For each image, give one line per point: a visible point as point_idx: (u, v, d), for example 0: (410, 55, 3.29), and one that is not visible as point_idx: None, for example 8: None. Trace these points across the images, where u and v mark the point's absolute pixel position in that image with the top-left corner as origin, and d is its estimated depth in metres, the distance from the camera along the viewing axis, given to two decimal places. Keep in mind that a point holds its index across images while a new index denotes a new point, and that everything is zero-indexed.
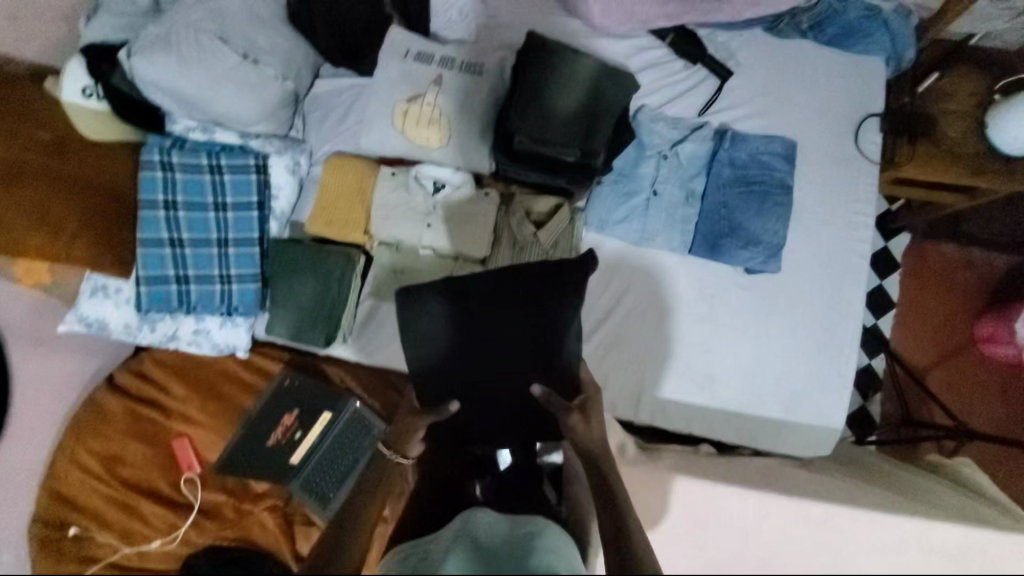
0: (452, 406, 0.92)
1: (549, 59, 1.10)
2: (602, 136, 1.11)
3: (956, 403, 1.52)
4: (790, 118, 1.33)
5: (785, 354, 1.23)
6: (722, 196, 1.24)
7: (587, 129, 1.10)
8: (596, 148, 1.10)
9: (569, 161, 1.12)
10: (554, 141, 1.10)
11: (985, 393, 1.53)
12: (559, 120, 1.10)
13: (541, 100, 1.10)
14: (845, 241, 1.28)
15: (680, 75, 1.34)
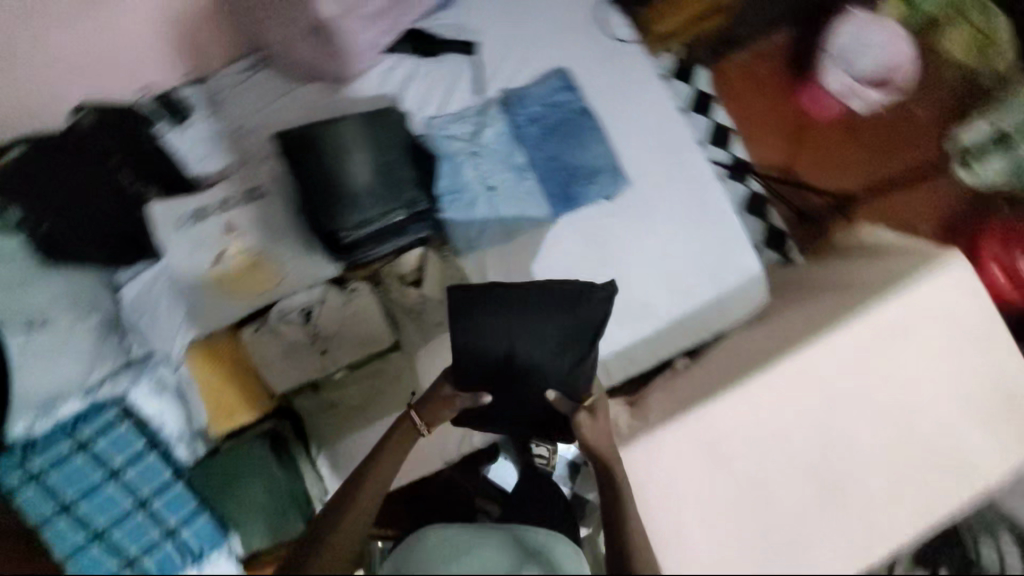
0: (484, 398, 0.94)
1: (317, 144, 1.06)
2: (410, 179, 1.10)
3: (831, 171, 1.57)
4: (549, 45, 1.35)
5: (683, 241, 1.29)
6: (544, 152, 1.28)
7: (395, 181, 1.09)
8: (413, 192, 1.10)
9: (401, 217, 1.10)
10: (374, 213, 1.07)
11: (845, 147, 1.58)
12: (364, 192, 1.06)
13: (334, 184, 1.06)
14: (662, 118, 1.34)
15: (436, 71, 1.31)
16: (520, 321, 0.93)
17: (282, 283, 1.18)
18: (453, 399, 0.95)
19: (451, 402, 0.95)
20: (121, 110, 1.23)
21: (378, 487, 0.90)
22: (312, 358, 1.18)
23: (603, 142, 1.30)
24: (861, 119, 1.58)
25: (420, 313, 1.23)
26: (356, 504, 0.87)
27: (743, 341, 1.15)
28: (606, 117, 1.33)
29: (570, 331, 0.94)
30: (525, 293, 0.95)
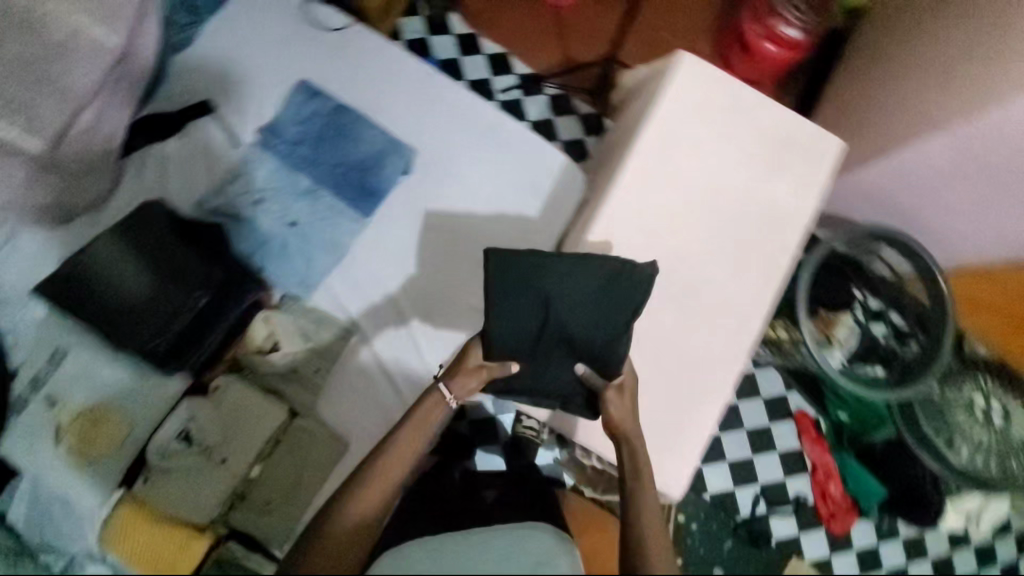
0: (513, 365, 0.99)
1: (86, 280, 1.05)
2: (193, 263, 1.09)
3: (596, 45, 1.82)
4: (277, 69, 1.36)
5: (492, 174, 1.34)
6: (324, 163, 1.27)
7: (180, 268, 1.08)
8: (205, 273, 1.10)
9: (208, 301, 1.10)
10: (176, 313, 1.07)
11: (593, 21, 1.85)
12: (153, 300, 1.06)
13: (125, 304, 1.05)
14: (417, 74, 1.37)
15: (187, 146, 1.31)
16: (557, 294, 1.00)
17: (141, 422, 1.11)
18: (484, 367, 0.99)
19: (484, 370, 0.99)
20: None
21: (386, 480, 0.97)
22: (217, 472, 1.12)
23: (370, 128, 1.31)
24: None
25: (295, 371, 1.19)
26: (368, 496, 0.95)
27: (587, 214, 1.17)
28: (363, 103, 1.34)
29: (601, 309, 1.00)
30: (553, 262, 1.01)
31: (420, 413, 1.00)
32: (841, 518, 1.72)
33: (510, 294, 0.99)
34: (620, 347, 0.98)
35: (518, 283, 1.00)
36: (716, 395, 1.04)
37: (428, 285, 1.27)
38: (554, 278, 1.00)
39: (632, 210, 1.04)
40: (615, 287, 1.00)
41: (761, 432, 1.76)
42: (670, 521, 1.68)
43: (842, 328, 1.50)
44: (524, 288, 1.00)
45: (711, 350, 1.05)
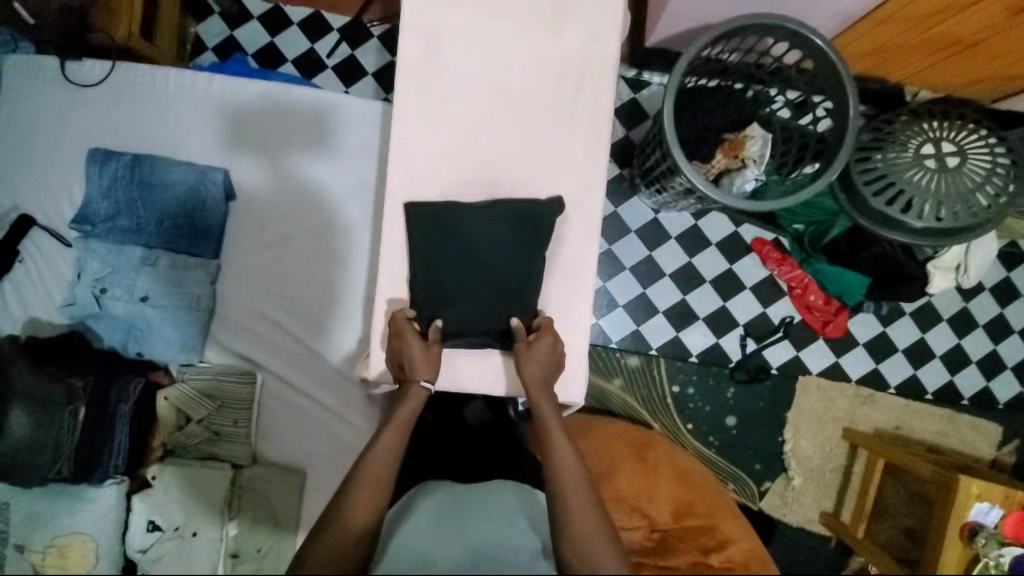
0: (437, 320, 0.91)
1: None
2: (53, 381, 1.10)
3: None
4: (65, 146, 1.23)
5: (319, 159, 1.26)
6: (145, 224, 1.19)
7: (41, 394, 1.09)
8: (67, 387, 1.10)
9: (87, 409, 1.11)
10: (63, 431, 1.09)
11: None
12: (34, 431, 1.08)
13: (13, 447, 1.08)
14: (203, 89, 1.26)
15: (30, 269, 1.21)
16: (482, 244, 0.92)
17: (102, 535, 1.14)
18: (433, 342, 0.91)
19: (426, 346, 0.90)
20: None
21: (378, 481, 0.82)
22: (196, 544, 1.16)
23: (172, 166, 1.20)
24: None
25: (218, 430, 1.21)
26: (368, 490, 0.81)
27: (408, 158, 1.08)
28: (161, 145, 1.24)
29: (518, 244, 0.92)
30: (475, 211, 0.92)
31: (405, 416, 0.87)
32: (836, 322, 1.60)
33: (425, 249, 0.92)
34: (537, 279, 0.93)
35: (439, 240, 0.92)
36: (582, 299, 0.96)
37: (301, 296, 1.24)
38: (478, 214, 0.92)
39: (424, 137, 0.94)
40: (531, 228, 0.92)
41: (726, 275, 1.63)
42: (666, 396, 1.61)
43: (752, 143, 1.29)
44: (447, 244, 0.92)
45: (565, 249, 0.96)
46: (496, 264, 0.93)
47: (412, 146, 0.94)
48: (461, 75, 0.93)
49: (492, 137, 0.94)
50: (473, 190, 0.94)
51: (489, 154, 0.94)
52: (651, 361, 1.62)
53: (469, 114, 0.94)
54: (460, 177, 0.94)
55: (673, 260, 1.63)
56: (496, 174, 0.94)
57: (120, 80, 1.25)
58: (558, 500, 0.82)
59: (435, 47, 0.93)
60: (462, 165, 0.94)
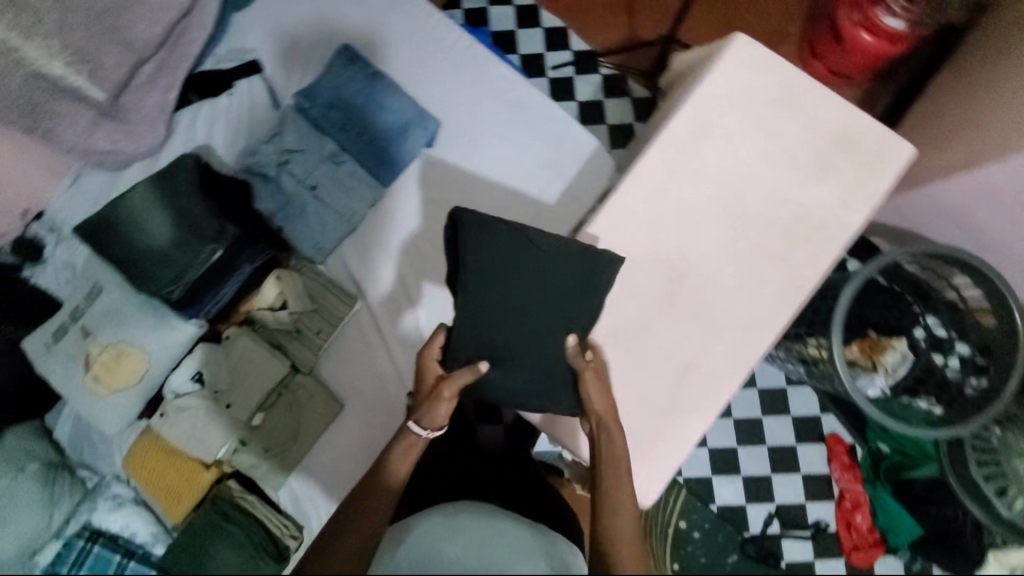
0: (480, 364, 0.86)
1: (118, 225, 1.11)
2: (209, 215, 1.14)
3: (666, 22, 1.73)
4: (324, 30, 1.35)
5: (512, 154, 1.28)
6: (351, 130, 1.28)
7: (196, 219, 1.13)
8: (217, 227, 1.13)
9: (220, 253, 1.14)
10: (190, 260, 1.12)
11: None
12: (170, 246, 1.11)
13: (149, 248, 1.12)
14: (453, 45, 1.32)
15: (234, 106, 1.34)
16: (530, 280, 0.89)
17: (155, 363, 1.17)
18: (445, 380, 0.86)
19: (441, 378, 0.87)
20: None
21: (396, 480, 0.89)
22: (225, 415, 1.20)
23: (400, 95, 1.28)
24: None
25: (301, 328, 1.24)
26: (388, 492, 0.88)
27: None
28: (396, 69, 1.32)
29: (571, 294, 0.89)
30: (535, 251, 0.90)
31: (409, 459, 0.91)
32: (866, 552, 1.53)
33: (479, 265, 0.88)
34: (677, 377, 0.92)
35: (496, 258, 0.88)
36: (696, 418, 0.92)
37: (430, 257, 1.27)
38: (540, 247, 0.90)
39: (645, 198, 0.93)
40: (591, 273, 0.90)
41: (785, 449, 1.61)
42: (670, 525, 1.58)
43: (892, 353, 1.30)
44: (500, 267, 0.88)
45: (707, 365, 0.93)
46: (562, 298, 0.89)
47: (629, 206, 0.93)
48: (709, 168, 0.93)
49: (705, 230, 0.93)
50: (650, 270, 0.93)
51: (695, 244, 0.93)
52: (675, 485, 1.61)
53: (699, 201, 0.93)
54: (654, 249, 0.93)
55: (744, 408, 1.62)
56: (691, 268, 0.93)
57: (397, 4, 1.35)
58: (607, 526, 0.77)
59: (703, 128, 0.94)
60: (661, 241, 0.93)
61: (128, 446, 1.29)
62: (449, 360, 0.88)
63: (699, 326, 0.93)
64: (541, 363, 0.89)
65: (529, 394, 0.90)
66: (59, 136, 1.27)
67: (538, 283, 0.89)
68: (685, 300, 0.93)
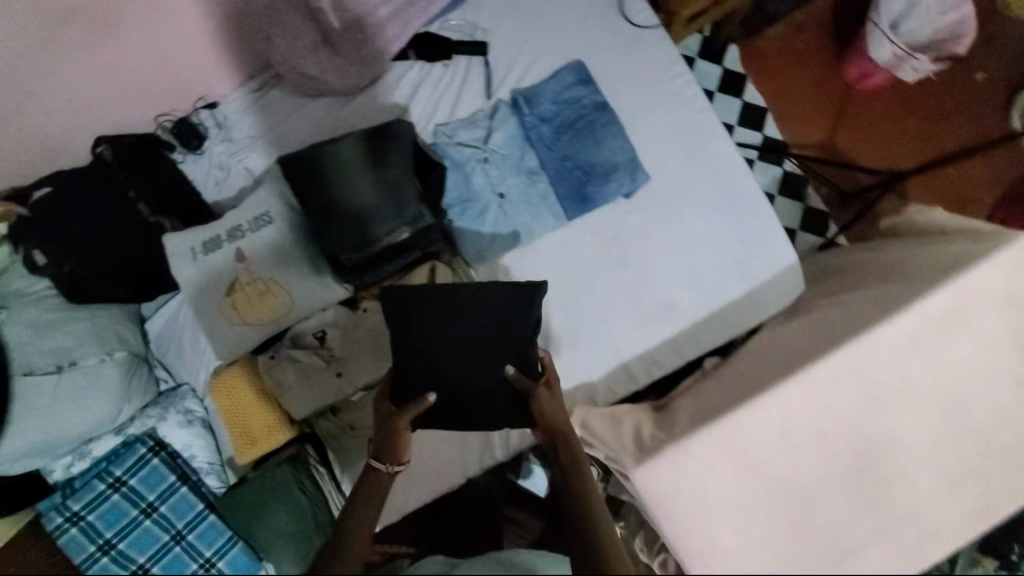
0: (429, 395, 0.96)
1: (319, 171, 1.06)
2: (414, 195, 1.08)
3: (871, 155, 1.68)
4: (562, 38, 1.29)
5: (713, 240, 1.20)
6: (557, 151, 1.22)
7: (401, 194, 1.07)
8: (418, 212, 1.08)
9: (407, 236, 1.09)
10: (378, 233, 1.06)
11: (885, 128, 1.69)
12: (367, 212, 1.05)
13: (343, 206, 1.05)
14: (686, 105, 1.25)
15: (446, 79, 1.31)
16: (460, 315, 0.99)
17: (297, 309, 1.12)
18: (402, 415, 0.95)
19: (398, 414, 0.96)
20: (148, 137, 1.29)
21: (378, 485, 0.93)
22: (333, 382, 1.15)
23: (622, 138, 1.21)
24: (896, 106, 1.70)
25: None
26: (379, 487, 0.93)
27: (778, 337, 1.11)
28: (623, 109, 1.25)
29: (502, 320, 0.99)
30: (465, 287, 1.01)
31: (378, 502, 0.92)
32: None
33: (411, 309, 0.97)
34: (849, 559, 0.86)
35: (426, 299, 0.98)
36: None
37: (588, 310, 1.21)
38: (473, 285, 1.01)
39: (877, 364, 0.90)
40: (520, 297, 1.00)
41: None
42: None
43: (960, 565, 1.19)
44: (429, 304, 0.98)
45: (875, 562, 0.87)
46: (491, 330, 0.98)
47: (851, 366, 0.90)
48: (949, 359, 0.92)
49: (913, 417, 0.90)
50: (854, 442, 0.88)
51: (909, 432, 0.89)
52: None
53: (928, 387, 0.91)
54: (859, 422, 0.89)
55: None
56: (887, 460, 0.89)
57: (641, 41, 1.29)
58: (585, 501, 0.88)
59: (953, 313, 0.93)
60: (873, 417, 0.89)
61: (217, 368, 1.24)
62: (399, 397, 0.98)
63: (872, 510, 0.87)
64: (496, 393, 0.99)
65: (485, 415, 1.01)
66: (274, 47, 1.22)
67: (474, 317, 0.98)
68: (882, 485, 0.88)
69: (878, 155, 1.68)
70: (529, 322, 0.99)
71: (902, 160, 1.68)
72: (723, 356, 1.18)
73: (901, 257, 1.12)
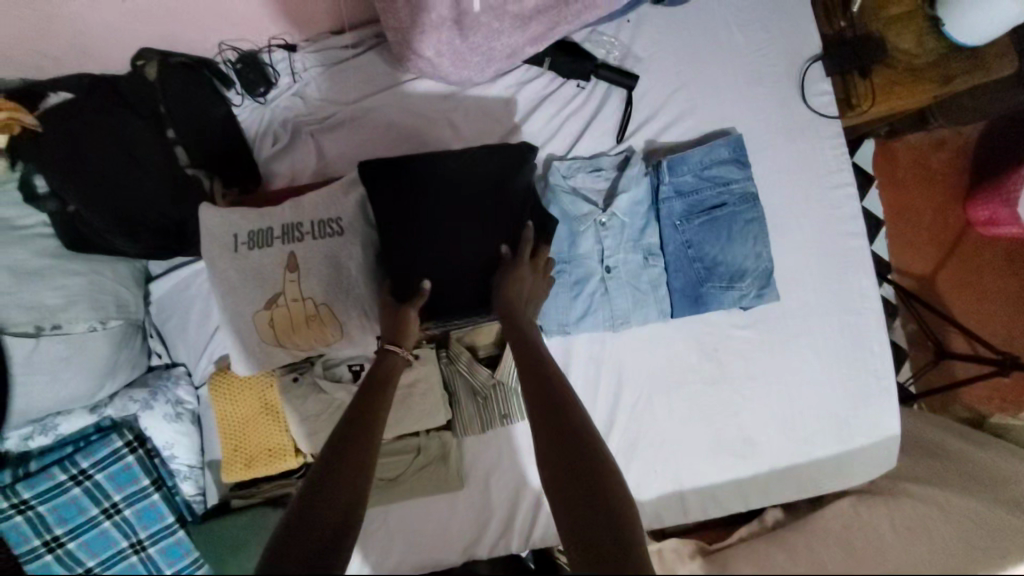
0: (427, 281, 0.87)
1: (405, 159, 0.92)
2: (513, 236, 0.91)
3: (980, 323, 1.45)
4: (725, 98, 1.08)
5: (813, 384, 1.09)
6: (683, 236, 1.03)
7: (493, 236, 0.91)
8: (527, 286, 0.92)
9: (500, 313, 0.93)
10: (480, 294, 0.90)
11: (1010, 298, 1.45)
12: (465, 258, 0.90)
13: (447, 245, 0.89)
14: (837, 227, 1.09)
15: (577, 102, 1.09)
16: (447, 190, 0.90)
17: (345, 341, 0.93)
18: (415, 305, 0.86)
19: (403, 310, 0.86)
20: (198, 60, 1.02)
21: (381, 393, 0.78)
22: None
23: (762, 244, 1.03)
24: None
25: (486, 395, 1.04)
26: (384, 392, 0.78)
27: (861, 522, 0.99)
28: (768, 210, 1.08)
29: (490, 187, 0.92)
30: (443, 164, 0.92)
31: (391, 388, 0.80)
32: None
33: (392, 193, 0.89)
34: None
35: (417, 179, 0.90)
36: None
37: (657, 423, 1.07)
38: (455, 161, 0.92)
39: None
40: (509, 158, 0.93)
41: None
42: None
43: None
44: (414, 180, 0.90)
45: None
46: (476, 195, 0.91)
47: None
48: None
49: None
50: None
51: None
52: None
53: None
54: None
55: None
56: None
57: (809, 128, 1.09)
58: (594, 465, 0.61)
59: None
60: None
61: (224, 365, 1.05)
62: (398, 296, 0.88)
63: None
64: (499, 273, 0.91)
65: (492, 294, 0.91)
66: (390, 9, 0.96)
67: (455, 181, 0.91)
68: None
69: (984, 324, 1.45)
70: (518, 198, 0.93)
71: (1016, 342, 1.43)
72: (786, 513, 1.08)
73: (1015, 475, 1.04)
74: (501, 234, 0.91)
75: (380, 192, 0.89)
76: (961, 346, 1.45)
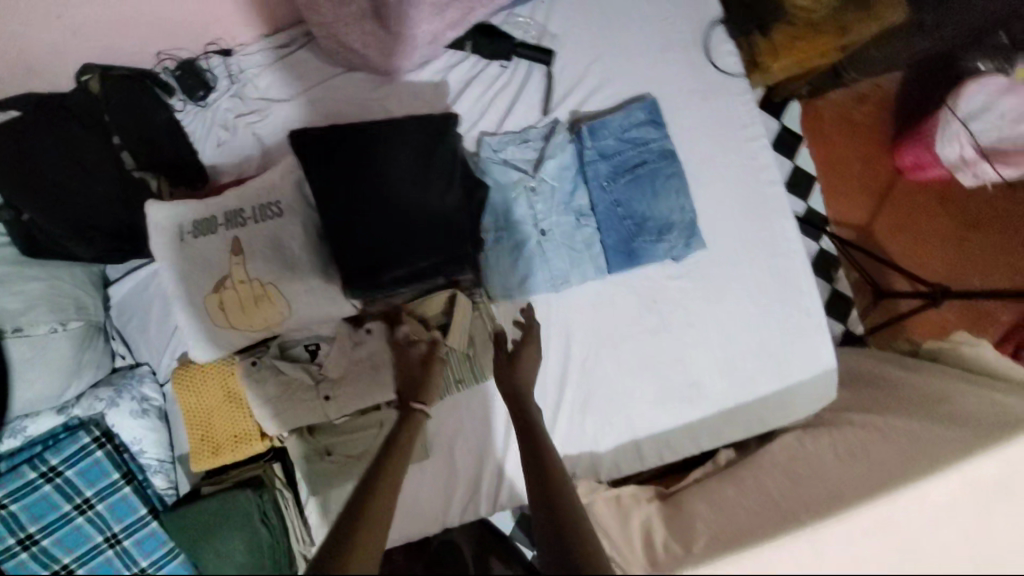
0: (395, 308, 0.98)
1: (336, 137, 0.97)
2: (445, 204, 0.98)
3: (918, 262, 1.52)
4: (638, 66, 1.16)
5: (751, 325, 1.15)
6: (610, 194, 1.09)
7: (427, 204, 0.96)
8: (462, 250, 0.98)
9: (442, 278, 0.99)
10: (419, 260, 0.96)
11: (943, 236, 1.54)
12: (400, 225, 0.95)
13: (382, 216, 0.95)
14: (755, 175, 1.16)
15: (502, 80, 1.16)
16: (378, 164, 0.96)
17: (296, 319, 0.98)
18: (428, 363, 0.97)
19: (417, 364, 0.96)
20: (139, 71, 1.09)
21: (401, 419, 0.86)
22: (319, 407, 1.05)
23: (684, 196, 1.09)
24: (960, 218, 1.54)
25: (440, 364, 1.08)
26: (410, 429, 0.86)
27: (806, 450, 1.04)
28: (690, 165, 1.15)
29: (420, 159, 0.98)
30: (373, 138, 0.97)
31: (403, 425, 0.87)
32: None
33: (327, 170, 0.94)
34: None
35: (348, 155, 0.95)
36: None
37: (608, 375, 1.12)
38: (384, 136, 0.98)
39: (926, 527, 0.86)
40: (435, 132, 1.00)
41: None
42: None
43: None
44: (346, 155, 0.95)
45: None
46: (407, 167, 0.97)
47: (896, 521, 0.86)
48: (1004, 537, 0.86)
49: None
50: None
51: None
52: None
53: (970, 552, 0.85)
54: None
55: None
56: None
57: (720, 87, 1.17)
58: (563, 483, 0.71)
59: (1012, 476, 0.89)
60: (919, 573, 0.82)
61: (185, 359, 1.09)
62: (342, 271, 0.94)
63: None
64: (434, 239, 0.96)
65: (430, 260, 0.96)
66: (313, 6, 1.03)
67: (396, 151, 0.97)
68: None
69: (922, 262, 1.53)
70: (447, 168, 0.99)
71: (952, 276, 1.51)
72: (738, 452, 1.13)
73: (949, 389, 1.08)
74: (432, 202, 0.97)
75: (316, 171, 0.95)
76: (902, 285, 1.53)
